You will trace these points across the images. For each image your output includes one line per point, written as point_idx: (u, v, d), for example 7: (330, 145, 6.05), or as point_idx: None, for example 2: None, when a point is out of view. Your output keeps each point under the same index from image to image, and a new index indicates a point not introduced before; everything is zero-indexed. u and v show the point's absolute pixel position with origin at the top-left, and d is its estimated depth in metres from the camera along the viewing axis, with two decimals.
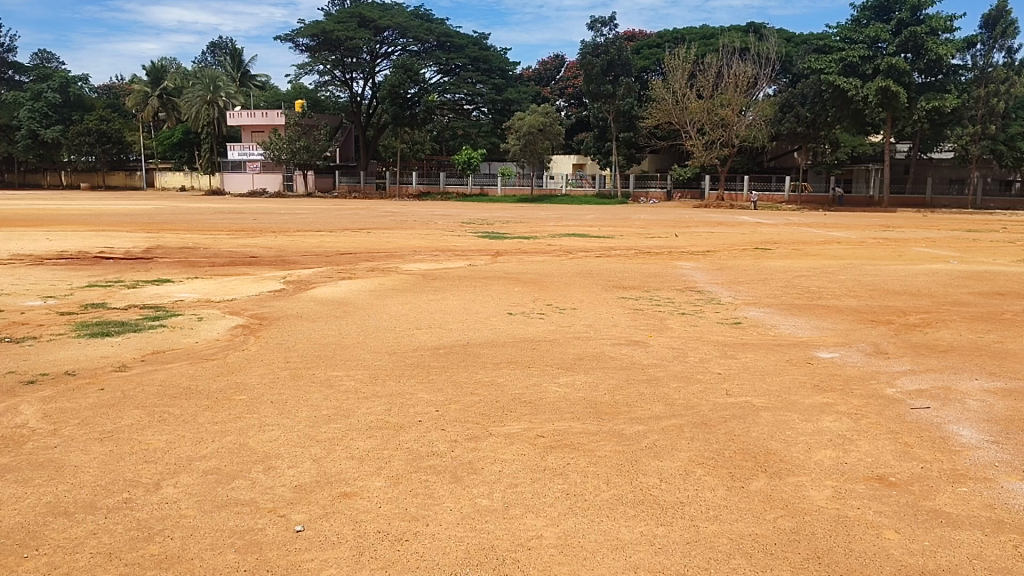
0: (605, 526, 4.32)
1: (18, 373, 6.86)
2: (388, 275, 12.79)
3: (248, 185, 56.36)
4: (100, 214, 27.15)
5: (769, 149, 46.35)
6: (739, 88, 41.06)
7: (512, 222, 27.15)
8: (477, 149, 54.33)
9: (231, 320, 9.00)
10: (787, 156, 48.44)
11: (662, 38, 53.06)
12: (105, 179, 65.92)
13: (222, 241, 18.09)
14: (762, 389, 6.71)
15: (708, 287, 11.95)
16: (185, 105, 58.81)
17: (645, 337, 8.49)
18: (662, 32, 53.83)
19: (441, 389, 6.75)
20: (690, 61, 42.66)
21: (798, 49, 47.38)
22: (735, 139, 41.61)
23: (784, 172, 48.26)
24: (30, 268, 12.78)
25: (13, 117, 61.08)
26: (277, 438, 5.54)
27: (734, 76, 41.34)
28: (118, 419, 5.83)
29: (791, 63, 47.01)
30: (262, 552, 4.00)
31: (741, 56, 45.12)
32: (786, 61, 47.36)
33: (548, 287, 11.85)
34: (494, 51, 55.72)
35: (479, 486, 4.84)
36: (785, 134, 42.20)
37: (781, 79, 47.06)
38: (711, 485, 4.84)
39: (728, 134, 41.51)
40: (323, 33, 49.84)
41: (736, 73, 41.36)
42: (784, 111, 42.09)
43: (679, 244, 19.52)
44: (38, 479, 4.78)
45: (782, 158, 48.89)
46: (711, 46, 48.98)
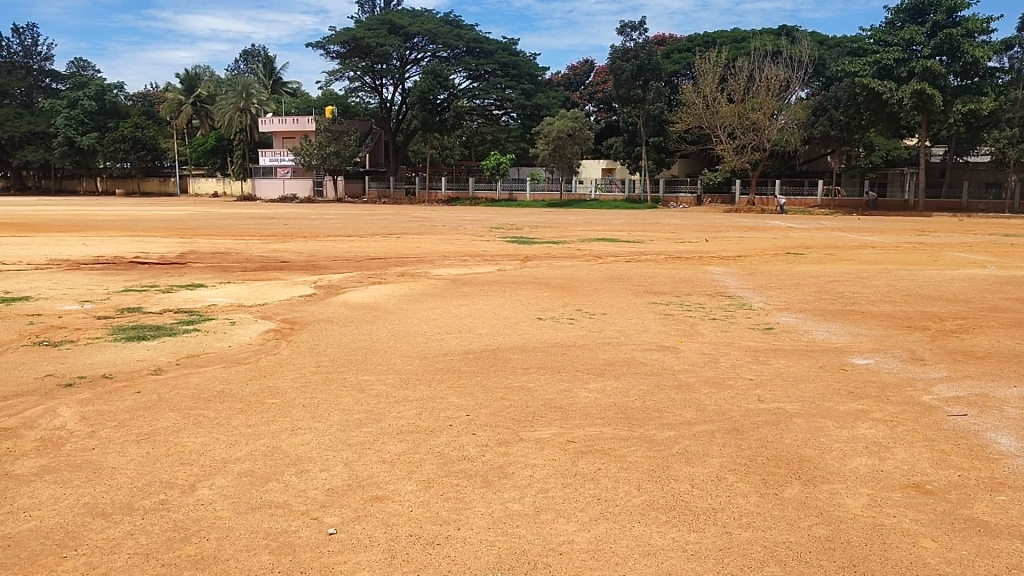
0: (637, 532, 4.30)
1: (56, 375, 7.00)
2: (418, 281, 12.85)
3: (279, 191, 56.77)
4: (138, 220, 27.65)
5: (801, 152, 45.93)
6: (771, 91, 40.49)
7: (542, 227, 27.30)
8: (506, 154, 54.32)
9: (263, 325, 9.09)
10: (820, 160, 48.00)
11: (692, 42, 53.14)
12: (140, 184, 66.92)
13: (254, 246, 18.36)
14: (796, 395, 6.65)
15: (739, 292, 11.89)
16: (219, 113, 59.79)
17: (676, 343, 8.46)
18: (693, 36, 53.86)
19: (472, 393, 6.77)
20: (722, 64, 42.14)
21: (831, 52, 47.17)
22: (766, 143, 41.09)
23: (816, 176, 47.73)
24: (67, 273, 13.02)
25: (51, 124, 62.28)
26: (309, 442, 5.59)
27: (767, 80, 40.73)
28: (155, 421, 5.92)
29: (825, 67, 46.75)
30: (296, 554, 4.03)
31: (773, 60, 44.90)
32: (820, 64, 47.14)
33: (577, 292, 11.85)
34: (523, 56, 55.72)
35: (511, 490, 4.85)
36: (817, 137, 41.98)
37: (814, 83, 46.86)
38: (744, 491, 4.81)
39: (760, 138, 40.89)
40: (354, 40, 50.79)
41: (768, 76, 40.88)
42: (818, 115, 42.05)
43: (709, 249, 19.45)
44: (76, 481, 4.86)
45: (816, 162, 48.42)
46: (742, 50, 48.95)
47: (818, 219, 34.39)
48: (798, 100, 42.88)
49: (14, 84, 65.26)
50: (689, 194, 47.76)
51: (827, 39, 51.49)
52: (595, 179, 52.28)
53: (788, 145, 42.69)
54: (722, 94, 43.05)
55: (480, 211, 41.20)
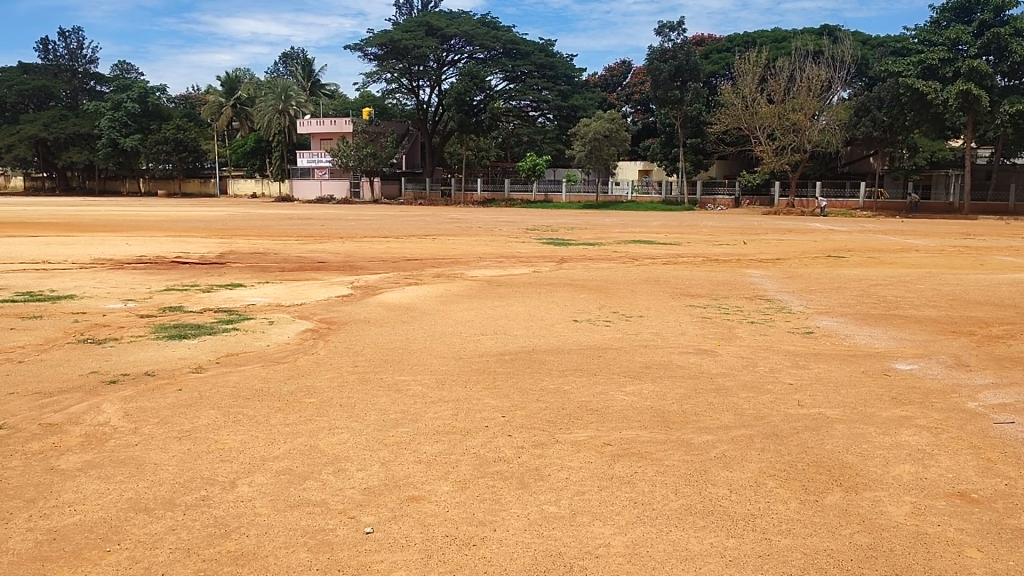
0: (674, 536, 4.26)
1: (100, 372, 7.13)
2: (453, 282, 12.88)
3: (316, 192, 57.25)
4: (179, 220, 28.09)
5: (842, 154, 45.27)
6: (812, 91, 39.86)
7: (578, 228, 27.24)
8: (542, 155, 54.16)
9: (300, 325, 9.18)
10: (862, 161, 47.25)
11: (732, 42, 52.73)
12: (181, 185, 67.89)
13: (292, 246, 18.55)
14: (837, 401, 6.54)
15: (778, 296, 11.74)
16: (258, 115, 60.55)
17: (714, 346, 8.37)
18: (732, 36, 53.45)
19: (507, 394, 6.77)
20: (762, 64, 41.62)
21: (874, 52, 46.49)
22: (807, 144, 40.41)
23: (859, 177, 46.91)
24: (111, 272, 13.27)
25: (95, 126, 63.52)
26: (345, 441, 5.63)
27: (808, 80, 40.13)
28: (196, 419, 6.00)
29: (868, 66, 46.05)
30: (333, 552, 4.05)
31: (814, 60, 44.32)
32: (863, 64, 46.48)
33: (613, 294, 11.80)
34: (560, 58, 55.65)
35: (547, 492, 4.83)
36: (860, 138, 41.24)
37: (857, 83, 46.22)
38: (784, 497, 4.74)
39: (801, 138, 40.25)
40: (391, 42, 51.19)
41: (810, 76, 40.27)
42: (860, 115, 41.26)
43: (746, 251, 19.25)
44: (120, 476, 4.95)
45: (857, 163, 47.64)
46: (783, 50, 48.49)
47: (861, 221, 33.81)
48: (839, 101, 42.29)
49: (60, 86, 66.68)
50: (726, 195, 47.23)
51: (869, 39, 50.71)
52: (632, 181, 51.87)
53: (830, 146, 41.94)
54: (762, 94, 42.56)
55: (515, 213, 41.19)
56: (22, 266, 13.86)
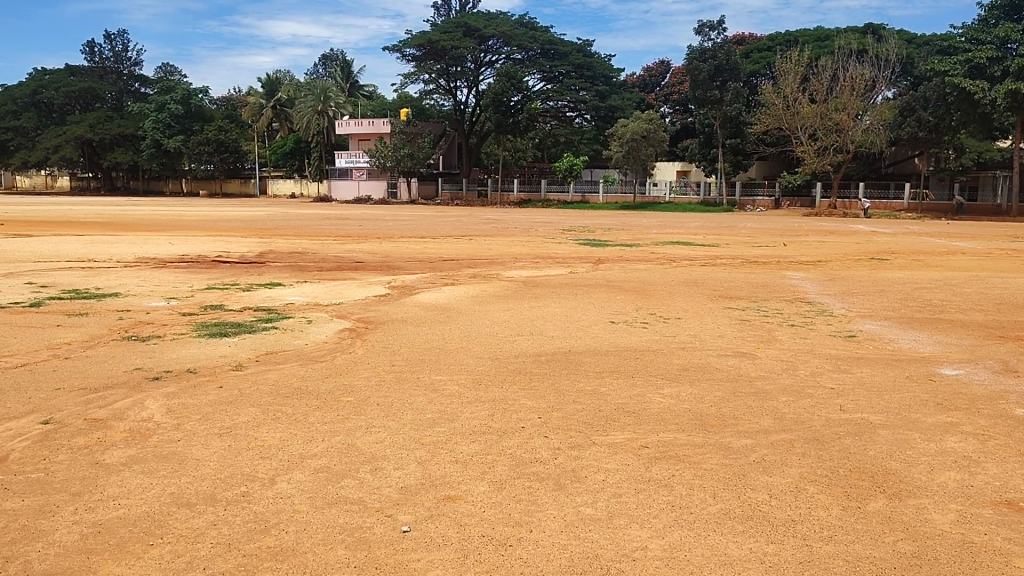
0: (712, 540, 4.21)
1: (144, 369, 7.27)
2: (489, 283, 12.89)
3: (354, 193, 57.75)
4: (220, 219, 28.48)
5: (886, 154, 44.49)
6: (856, 91, 39.14)
7: (615, 229, 27.11)
8: (579, 156, 53.94)
9: (338, 324, 9.26)
10: (907, 162, 46.35)
11: (773, 41, 52.27)
12: (222, 186, 68.84)
13: (330, 246, 18.71)
14: (880, 406, 6.42)
15: (820, 298, 11.55)
16: (297, 116, 61.28)
17: (753, 349, 8.27)
18: (774, 35, 52.99)
19: (543, 395, 6.76)
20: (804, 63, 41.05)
21: (920, 51, 45.74)
22: (850, 144, 39.76)
23: (903, 178, 46.09)
24: (154, 271, 13.52)
25: (139, 127, 64.73)
26: (382, 439, 5.66)
27: (851, 80, 39.51)
28: (236, 416, 6.08)
29: (913, 65, 45.31)
30: (370, 550, 4.08)
31: (857, 59, 43.69)
32: (908, 63, 45.74)
33: (651, 295, 11.74)
34: (598, 58, 55.48)
35: (584, 493, 4.81)
36: (905, 138, 40.39)
37: (901, 82, 45.49)
38: (826, 503, 4.66)
39: (844, 139, 39.64)
40: (429, 43, 51.54)
41: (853, 76, 39.57)
42: (905, 115, 40.24)
43: (787, 253, 19.00)
44: (163, 471, 5.03)
45: (902, 164, 46.74)
46: (826, 48, 47.99)
47: (905, 223, 33.16)
48: (884, 100, 42.02)
49: (105, 88, 68.09)
50: (766, 196, 46.69)
51: (914, 37, 49.81)
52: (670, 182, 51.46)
53: (874, 147, 41.14)
54: (804, 94, 42.00)
55: (551, 213, 41.17)
56: (69, 264, 14.16)
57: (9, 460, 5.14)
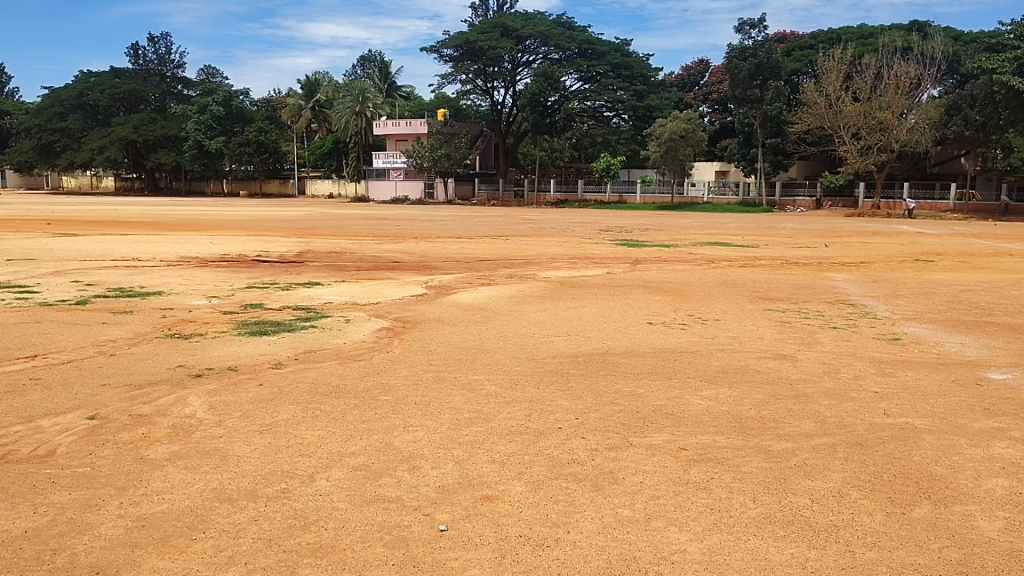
0: (752, 545, 4.16)
1: (187, 366, 7.39)
2: (526, 283, 12.88)
3: (391, 193, 58.15)
4: (260, 220, 28.86)
5: (932, 154, 43.65)
6: (901, 89, 38.46)
7: (653, 230, 26.92)
8: (616, 156, 53.60)
9: (376, 323, 9.33)
10: (953, 162, 45.46)
11: (816, 39, 51.65)
12: (262, 186, 69.74)
13: (367, 246, 18.84)
14: (926, 411, 6.29)
15: (863, 300, 11.36)
16: (336, 116, 61.91)
17: (793, 351, 8.16)
18: (816, 33, 52.35)
19: (581, 396, 6.73)
20: (847, 61, 40.40)
21: (967, 48, 44.83)
22: (894, 144, 39.08)
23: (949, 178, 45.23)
24: (196, 270, 13.73)
25: (181, 129, 65.89)
26: (420, 439, 5.68)
27: (896, 78, 38.81)
28: (276, 414, 6.15)
29: (960, 63, 44.42)
30: (409, 548, 4.10)
31: (902, 57, 42.98)
32: (955, 61, 44.86)
33: (689, 296, 11.64)
34: (636, 57, 55.20)
35: (621, 495, 4.78)
36: (951, 137, 39.50)
37: (947, 80, 44.63)
38: (868, 509, 4.58)
39: (887, 138, 38.98)
40: (467, 43, 51.72)
41: (898, 74, 38.85)
42: (951, 114, 39.42)
43: (829, 254, 18.74)
44: (205, 466, 5.11)
45: (948, 163, 45.80)
46: (870, 46, 47.24)
47: (952, 224, 32.49)
48: (929, 98, 41.16)
49: (149, 90, 69.44)
50: (808, 197, 46.09)
51: (961, 34, 48.82)
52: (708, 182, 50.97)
53: (919, 146, 40.24)
54: (846, 92, 41.40)
55: (588, 214, 41.13)
56: (114, 263, 14.45)
57: (57, 454, 5.25)
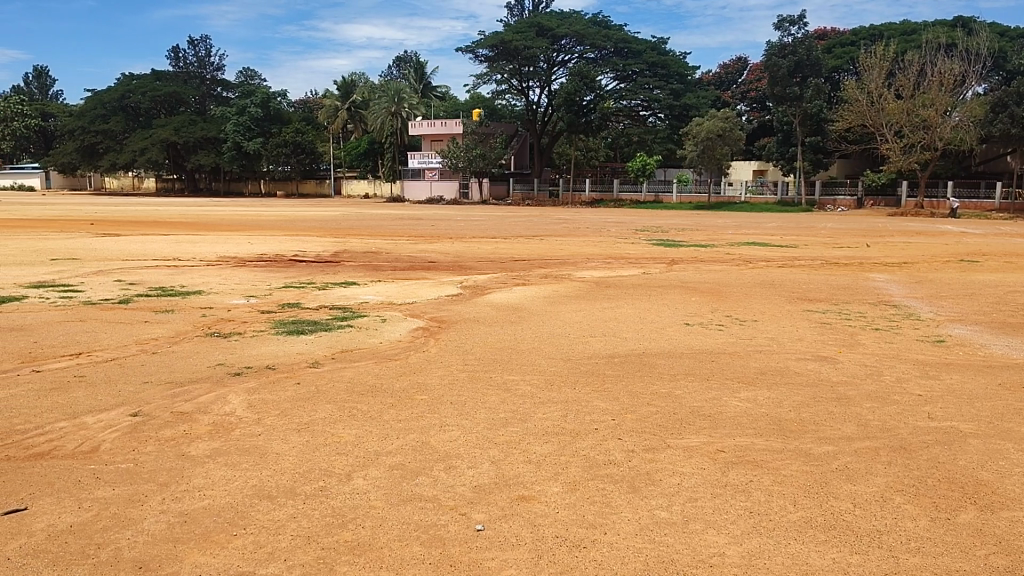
0: (793, 549, 4.10)
1: (227, 364, 7.49)
2: (561, 283, 12.83)
3: (426, 193, 58.37)
4: (297, 219, 29.15)
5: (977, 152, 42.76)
6: (945, 87, 37.76)
7: (691, 229, 26.69)
8: (652, 156, 53.39)
9: (412, 323, 9.38)
10: (999, 161, 44.58)
11: (857, 36, 50.97)
12: (298, 187, 70.48)
13: (403, 245, 18.92)
14: (971, 414, 6.15)
15: (906, 301, 11.15)
16: (372, 117, 62.41)
17: (834, 353, 8.04)
18: (858, 29, 51.68)
19: (617, 397, 6.69)
20: (890, 58, 39.72)
21: (1015, 44, 43.86)
22: (938, 142, 38.28)
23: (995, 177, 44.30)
24: (234, 269, 13.92)
25: (220, 130, 66.85)
26: (456, 438, 5.69)
27: (940, 75, 38.09)
28: (314, 412, 6.20)
29: (1007, 60, 43.48)
30: (445, 547, 4.10)
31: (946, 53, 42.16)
32: (1001, 57, 43.92)
33: (727, 297, 11.51)
34: (673, 56, 54.82)
35: (659, 497, 4.74)
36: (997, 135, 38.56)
37: (993, 77, 43.69)
38: (912, 514, 4.48)
39: (931, 136, 38.24)
40: (502, 43, 51.85)
41: (942, 71, 38.08)
42: (997, 111, 38.50)
43: (870, 254, 18.44)
44: (245, 464, 5.16)
45: (995, 162, 44.95)
46: (913, 42, 46.42)
47: (998, 224, 31.73)
48: (975, 96, 39.99)
49: (190, 93, 70.64)
50: (849, 196, 45.37)
51: (1007, 30, 47.79)
52: (746, 181, 50.43)
53: (963, 144, 39.23)
54: (889, 89, 40.71)
55: (624, 213, 40.81)
56: (155, 263, 14.70)
57: (101, 450, 5.35)
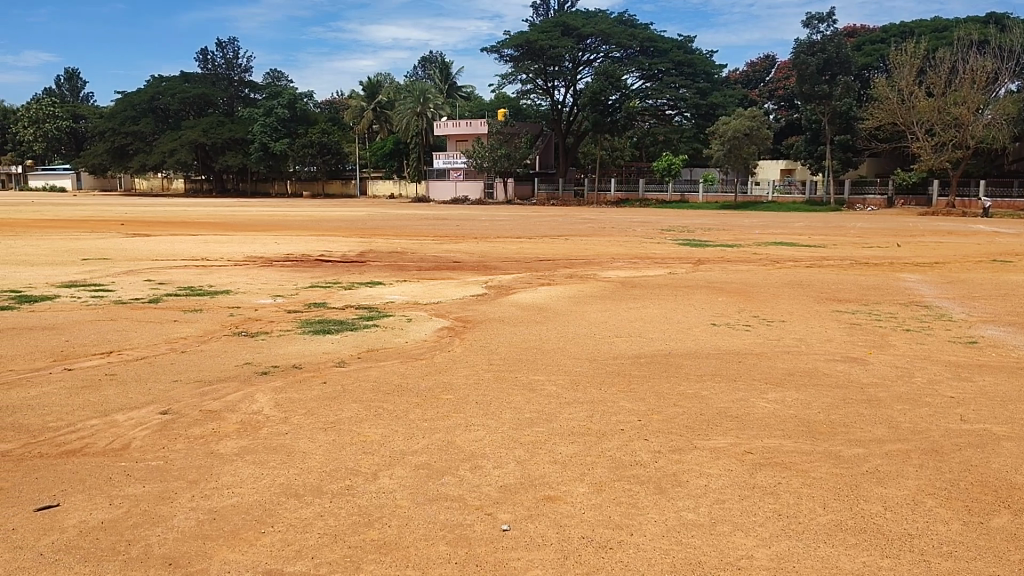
0: (822, 552, 4.05)
1: (254, 363, 7.54)
2: (586, 283, 12.78)
3: (451, 193, 58.51)
4: (323, 220, 29.34)
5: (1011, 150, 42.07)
6: (977, 84, 37.21)
7: (717, 229, 26.50)
8: (678, 155, 53.13)
9: (437, 323, 9.41)
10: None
11: (887, 33, 50.45)
12: (324, 187, 71.02)
13: (428, 245, 18.97)
14: (1004, 417, 6.05)
15: (938, 302, 10.99)
16: (397, 117, 62.72)
17: (864, 354, 7.94)
18: (888, 27, 51.13)
19: (643, 398, 6.66)
20: (921, 55, 39.19)
21: None
22: (970, 140, 37.70)
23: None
24: (261, 269, 14.04)
25: (248, 131, 67.49)
26: (482, 438, 5.69)
27: (972, 72, 37.56)
28: (340, 411, 6.23)
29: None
30: (471, 547, 4.10)
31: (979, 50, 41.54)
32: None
33: (754, 297, 11.41)
34: (699, 54, 54.51)
35: (685, 499, 4.70)
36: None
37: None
38: (945, 518, 4.41)
39: (963, 134, 37.67)
40: (527, 43, 51.92)
41: (973, 68, 37.54)
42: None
43: (901, 254, 18.19)
44: (272, 462, 5.19)
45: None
46: (944, 39, 45.77)
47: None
48: (1008, 94, 39.36)
49: (217, 94, 71.49)
50: (879, 195, 44.80)
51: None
52: (773, 181, 49.91)
53: (995, 142, 38.70)
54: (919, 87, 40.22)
55: (650, 213, 40.53)
56: (183, 263, 14.86)
57: (131, 448, 5.41)
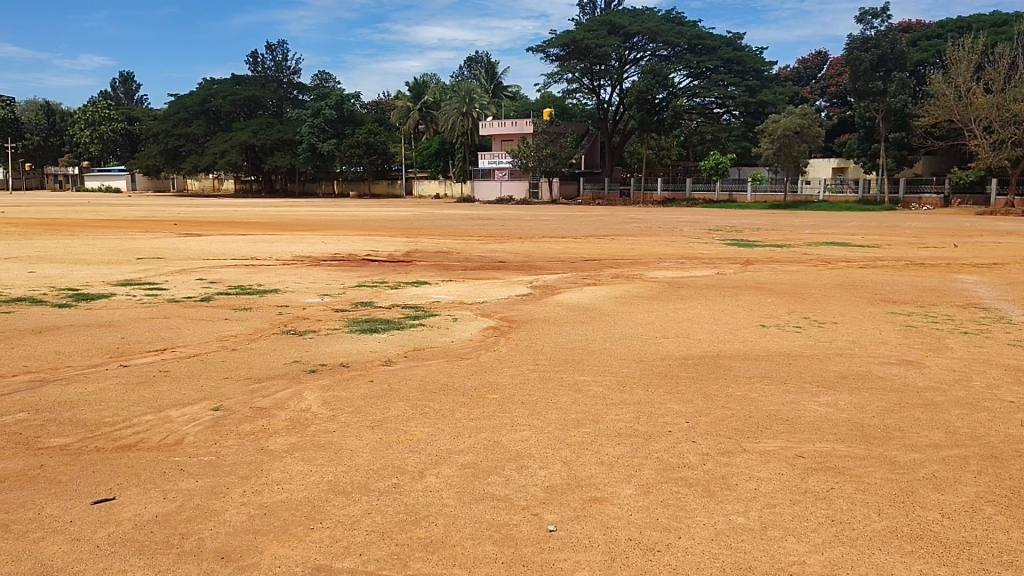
0: (877, 559, 3.95)
1: (302, 362, 7.63)
2: (632, 283, 12.69)
3: (496, 193, 58.52)
4: (370, 220, 29.56)
5: None
6: None
7: (767, 229, 26.14)
8: (727, 154, 52.44)
9: (482, 322, 9.42)
10: None
11: (943, 28, 49.30)
12: (371, 187, 71.69)
13: (473, 245, 18.97)
14: None
15: (997, 304, 10.67)
16: (444, 118, 63.11)
17: (920, 357, 7.75)
18: (945, 21, 49.98)
19: (691, 399, 6.58)
20: (979, 51, 38.17)
21: None
22: None
23: None
24: (308, 269, 14.19)
25: (297, 132, 68.40)
26: (528, 438, 5.67)
27: None
28: (387, 410, 6.26)
29: None
30: (518, 547, 4.08)
31: None
32: None
33: (805, 298, 11.20)
34: (749, 51, 53.72)
35: (735, 502, 4.63)
36: None
37: None
38: (1006, 526, 4.27)
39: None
40: (574, 42, 51.83)
41: None
42: None
43: (956, 255, 17.74)
44: (320, 459, 5.25)
45: None
46: (1004, 34, 44.49)
47: None
48: None
49: (267, 95, 72.85)
50: (934, 195, 43.68)
51: None
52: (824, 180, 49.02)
53: None
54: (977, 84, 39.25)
55: (698, 212, 39.97)
56: (234, 262, 15.13)
57: (184, 443, 5.51)
